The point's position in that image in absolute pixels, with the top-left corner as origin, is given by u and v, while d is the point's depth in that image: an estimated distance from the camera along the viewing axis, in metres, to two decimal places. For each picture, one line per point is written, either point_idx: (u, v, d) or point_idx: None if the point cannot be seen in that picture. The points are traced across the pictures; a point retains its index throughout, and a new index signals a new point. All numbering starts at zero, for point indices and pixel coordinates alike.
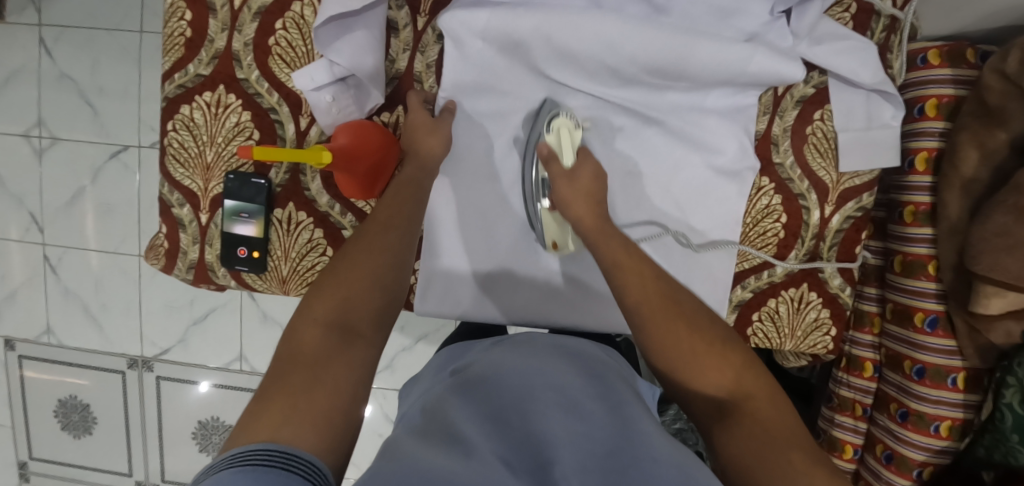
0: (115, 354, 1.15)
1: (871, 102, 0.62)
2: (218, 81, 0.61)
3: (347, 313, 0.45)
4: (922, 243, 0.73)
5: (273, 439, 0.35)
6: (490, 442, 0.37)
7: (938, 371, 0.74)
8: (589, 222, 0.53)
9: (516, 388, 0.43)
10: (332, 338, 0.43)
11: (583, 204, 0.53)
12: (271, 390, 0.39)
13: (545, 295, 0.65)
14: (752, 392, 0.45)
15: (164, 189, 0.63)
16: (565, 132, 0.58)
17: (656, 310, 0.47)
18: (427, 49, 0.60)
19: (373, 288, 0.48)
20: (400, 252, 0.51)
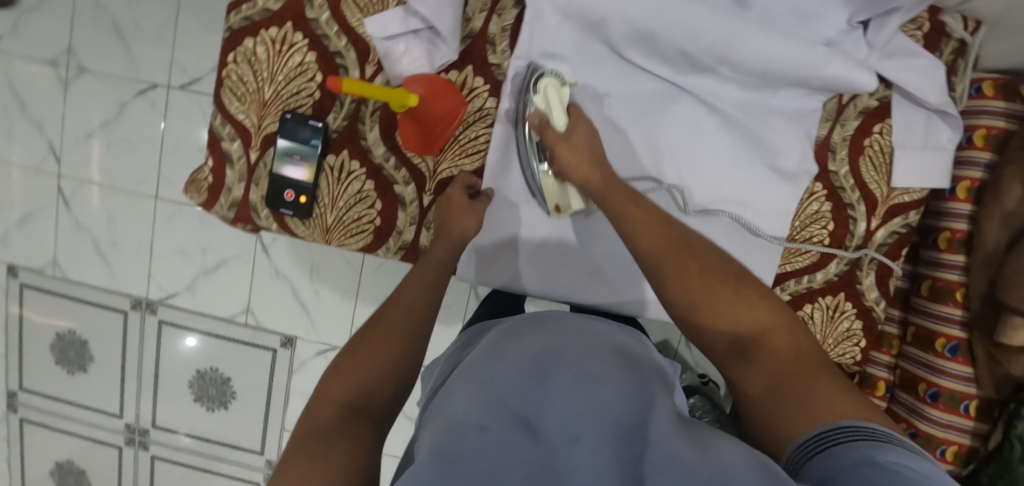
0: (119, 293, 1.13)
1: (930, 123, 0.63)
2: (286, 17, 0.59)
3: (364, 392, 0.46)
4: (953, 269, 0.74)
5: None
6: (504, 426, 0.39)
7: (952, 396, 0.75)
8: (596, 185, 0.53)
9: (529, 373, 0.45)
10: (349, 414, 0.44)
11: (587, 164, 0.53)
12: (289, 461, 0.39)
13: (588, 274, 0.65)
14: (768, 326, 0.48)
15: (215, 121, 0.61)
16: (553, 92, 0.56)
17: (668, 254, 0.49)
18: (504, 12, 0.59)
19: (390, 371, 0.48)
20: (419, 332, 0.52)
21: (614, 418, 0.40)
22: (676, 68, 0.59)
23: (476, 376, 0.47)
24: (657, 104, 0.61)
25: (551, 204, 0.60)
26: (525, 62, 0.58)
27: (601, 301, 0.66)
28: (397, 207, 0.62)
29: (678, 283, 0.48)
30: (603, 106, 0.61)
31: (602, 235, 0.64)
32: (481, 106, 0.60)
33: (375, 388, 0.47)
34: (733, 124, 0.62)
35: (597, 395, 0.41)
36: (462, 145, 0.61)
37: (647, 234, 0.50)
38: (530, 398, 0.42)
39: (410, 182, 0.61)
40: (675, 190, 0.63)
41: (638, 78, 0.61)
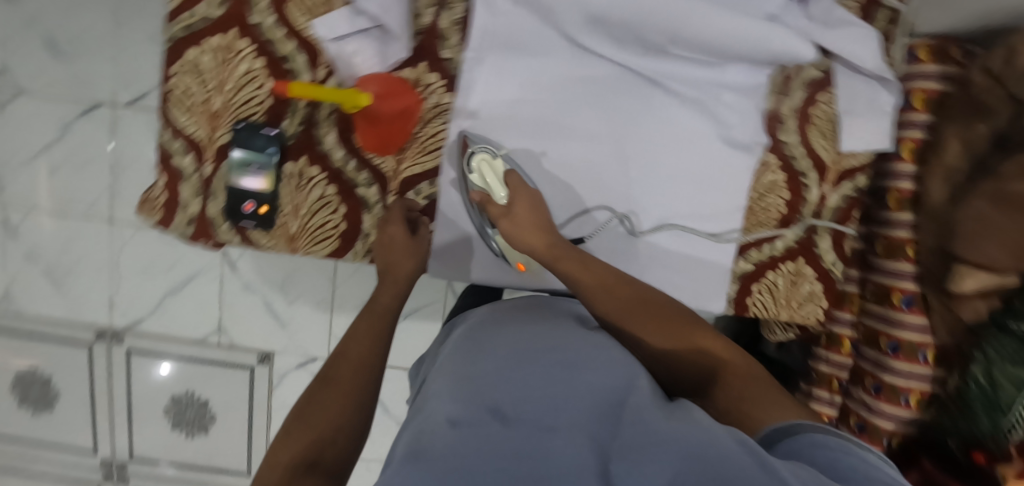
0: (82, 325, 1.08)
1: (872, 89, 0.65)
2: (229, 24, 0.58)
3: (316, 445, 0.44)
4: (904, 227, 0.78)
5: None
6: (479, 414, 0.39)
7: (911, 346, 0.79)
8: (544, 254, 0.55)
9: (498, 373, 0.44)
10: (300, 472, 0.42)
11: (535, 234, 0.55)
12: None
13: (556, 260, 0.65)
14: (728, 358, 0.49)
15: (164, 137, 0.60)
16: (487, 168, 0.57)
17: (628, 308, 0.51)
18: (453, 6, 0.58)
19: (343, 418, 0.47)
20: (370, 381, 0.51)
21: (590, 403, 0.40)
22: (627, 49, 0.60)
23: (460, 366, 0.48)
24: (614, 85, 0.61)
25: (515, 262, 0.62)
26: (458, 132, 0.59)
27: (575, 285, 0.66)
28: (361, 210, 0.61)
29: (642, 336, 0.50)
30: (562, 92, 0.61)
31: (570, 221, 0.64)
32: (438, 101, 0.60)
33: (326, 441, 0.45)
34: (689, 102, 0.63)
35: (576, 385, 0.42)
36: (422, 143, 0.60)
37: (604, 288, 0.53)
38: (513, 384, 0.43)
39: (373, 184, 0.61)
40: (639, 171, 0.64)
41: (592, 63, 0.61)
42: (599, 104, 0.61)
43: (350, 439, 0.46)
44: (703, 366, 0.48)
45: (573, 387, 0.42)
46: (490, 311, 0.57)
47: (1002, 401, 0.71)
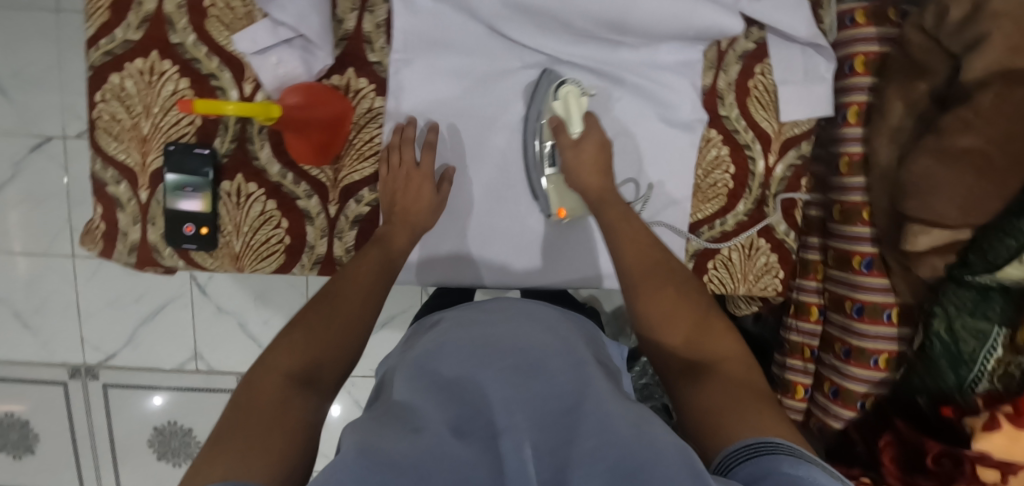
0: (54, 364, 1.07)
1: (807, 57, 0.66)
2: (150, 46, 0.57)
3: (313, 361, 0.45)
4: (857, 191, 0.79)
5: (222, 481, 0.33)
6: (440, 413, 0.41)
7: (875, 307, 0.80)
8: (594, 194, 0.58)
9: (462, 371, 0.46)
10: (291, 387, 0.42)
11: (597, 174, 0.57)
12: (224, 432, 0.38)
13: (520, 246, 0.65)
14: (722, 357, 0.50)
15: (96, 166, 0.58)
16: (572, 100, 0.58)
17: (645, 275, 0.53)
18: (375, 9, 0.58)
19: (342, 341, 0.48)
20: (371, 311, 0.51)
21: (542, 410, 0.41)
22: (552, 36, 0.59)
23: (419, 370, 0.47)
24: (551, 77, 0.61)
25: (554, 209, 0.62)
26: (541, 68, 0.61)
27: (540, 274, 0.67)
28: (304, 222, 0.60)
29: (651, 304, 0.51)
30: (496, 87, 0.61)
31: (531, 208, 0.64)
32: (370, 106, 0.59)
33: (321, 360, 0.46)
34: (623, 85, 0.63)
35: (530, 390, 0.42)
36: (358, 149, 0.60)
37: (630, 250, 0.54)
38: (470, 394, 0.43)
39: (313, 195, 0.60)
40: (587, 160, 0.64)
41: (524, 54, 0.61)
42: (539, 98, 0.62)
43: (345, 359, 0.47)
44: (698, 353, 0.50)
45: (528, 393, 0.42)
46: (452, 316, 0.57)
47: (965, 353, 0.73)
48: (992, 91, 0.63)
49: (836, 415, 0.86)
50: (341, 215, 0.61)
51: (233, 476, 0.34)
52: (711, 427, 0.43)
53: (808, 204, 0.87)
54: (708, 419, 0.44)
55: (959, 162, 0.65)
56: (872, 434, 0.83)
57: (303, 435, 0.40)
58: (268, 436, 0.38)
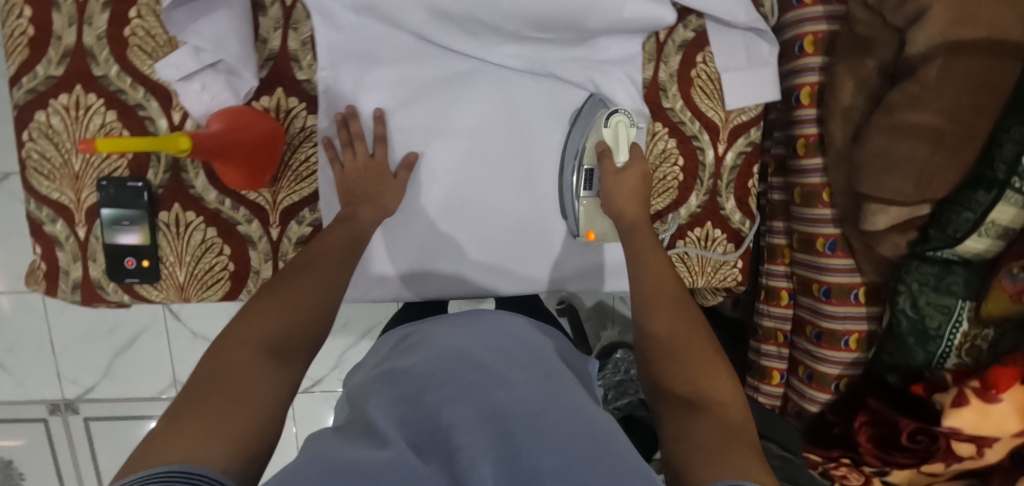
0: (32, 401, 1.06)
1: (748, 41, 0.65)
2: (73, 81, 0.56)
3: (282, 335, 0.44)
4: (816, 173, 0.77)
5: (179, 459, 0.32)
6: (401, 430, 0.40)
7: (842, 288, 0.79)
8: (627, 220, 0.59)
9: (438, 377, 0.46)
10: (262, 359, 0.41)
11: (633, 202, 0.60)
12: (187, 402, 0.37)
13: (497, 248, 0.68)
14: (721, 398, 0.47)
15: (30, 206, 0.57)
16: (622, 129, 0.61)
17: (659, 298, 0.54)
18: (300, 25, 0.57)
19: (312, 316, 0.47)
20: (335, 289, 0.50)
21: (505, 419, 0.40)
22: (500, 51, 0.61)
23: (392, 387, 0.47)
24: (501, 98, 0.64)
25: (584, 230, 0.66)
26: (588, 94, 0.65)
27: (508, 273, 0.69)
28: (247, 247, 0.60)
29: (660, 325, 0.52)
30: (434, 94, 0.61)
31: (496, 205, 0.66)
32: (303, 125, 0.59)
33: (287, 338, 0.44)
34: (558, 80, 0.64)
35: (495, 402, 0.42)
36: (295, 170, 0.60)
37: (651, 271, 0.56)
38: (434, 405, 0.42)
39: (253, 219, 0.60)
40: (545, 176, 0.67)
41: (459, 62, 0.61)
42: (489, 116, 0.64)
43: (311, 336, 0.46)
44: (698, 393, 0.47)
45: (491, 404, 0.42)
46: (432, 329, 0.57)
47: (931, 328, 0.72)
48: (935, 63, 0.63)
49: (811, 399, 0.85)
50: (283, 238, 0.60)
51: (193, 458, 0.32)
52: (694, 459, 0.41)
53: (771, 188, 0.86)
54: (688, 452, 0.42)
55: (911, 137, 0.65)
56: (847, 413, 0.81)
57: (269, 413, 0.38)
58: (230, 415, 0.36)
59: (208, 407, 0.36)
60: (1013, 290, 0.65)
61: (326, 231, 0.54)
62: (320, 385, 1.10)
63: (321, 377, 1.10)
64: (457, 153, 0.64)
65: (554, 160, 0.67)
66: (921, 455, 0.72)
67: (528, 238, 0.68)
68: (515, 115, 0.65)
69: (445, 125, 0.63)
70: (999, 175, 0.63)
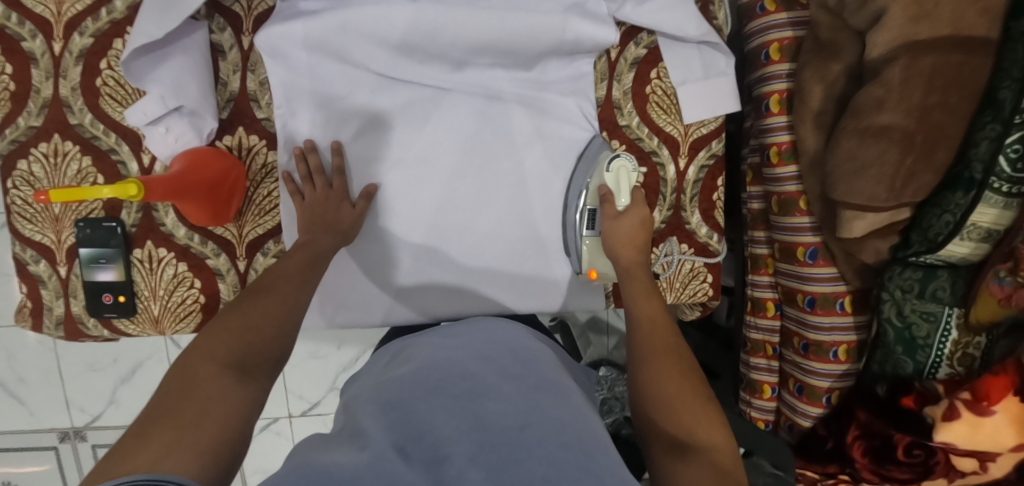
0: (43, 430, 1.11)
1: (704, 54, 0.66)
2: (51, 130, 0.59)
3: (247, 352, 0.44)
4: (790, 181, 0.76)
5: (145, 471, 0.32)
6: (387, 435, 0.41)
7: (826, 298, 0.77)
8: (624, 262, 0.60)
9: (435, 383, 0.47)
10: (227, 375, 0.41)
11: (633, 248, 0.61)
12: (150, 421, 0.36)
13: (491, 257, 0.69)
14: (716, 445, 0.44)
15: (15, 248, 0.61)
16: (623, 173, 0.63)
17: (655, 337, 0.52)
18: (257, 67, 0.61)
19: (276, 335, 0.47)
20: (299, 307, 0.51)
21: (492, 430, 0.41)
22: (486, 80, 0.65)
23: (374, 402, 0.48)
24: (480, 126, 0.66)
25: (585, 268, 0.67)
26: (588, 137, 0.67)
27: (502, 281, 0.69)
28: (216, 281, 0.63)
29: (655, 368, 0.49)
30: (388, 121, 0.63)
31: (484, 215, 0.68)
32: (264, 161, 0.62)
33: (251, 355, 0.44)
34: (523, 99, 0.66)
35: (481, 414, 0.43)
36: (259, 204, 0.63)
37: (650, 312, 0.55)
38: (422, 415, 0.43)
39: (221, 253, 0.62)
40: (536, 196, 0.68)
41: (431, 92, 0.64)
42: (467, 142, 0.66)
43: (275, 353, 0.46)
44: (691, 435, 0.45)
45: (480, 416, 0.43)
46: (426, 343, 0.58)
47: (918, 337, 0.70)
48: (898, 64, 0.61)
49: (803, 413, 0.82)
50: (250, 270, 0.63)
51: (158, 471, 0.32)
52: None
53: (750, 198, 0.85)
54: None
55: (880, 141, 0.63)
56: (836, 427, 0.79)
57: (235, 428, 0.38)
58: (195, 432, 0.36)
59: (175, 423, 0.36)
60: (1001, 294, 0.61)
61: (285, 253, 0.55)
62: (318, 407, 1.13)
63: (318, 399, 1.12)
64: (428, 178, 0.65)
65: (542, 163, 0.68)
66: (920, 470, 0.69)
67: (523, 244, 0.69)
68: (498, 136, 0.66)
69: (407, 154, 0.65)
70: (976, 174, 0.61)
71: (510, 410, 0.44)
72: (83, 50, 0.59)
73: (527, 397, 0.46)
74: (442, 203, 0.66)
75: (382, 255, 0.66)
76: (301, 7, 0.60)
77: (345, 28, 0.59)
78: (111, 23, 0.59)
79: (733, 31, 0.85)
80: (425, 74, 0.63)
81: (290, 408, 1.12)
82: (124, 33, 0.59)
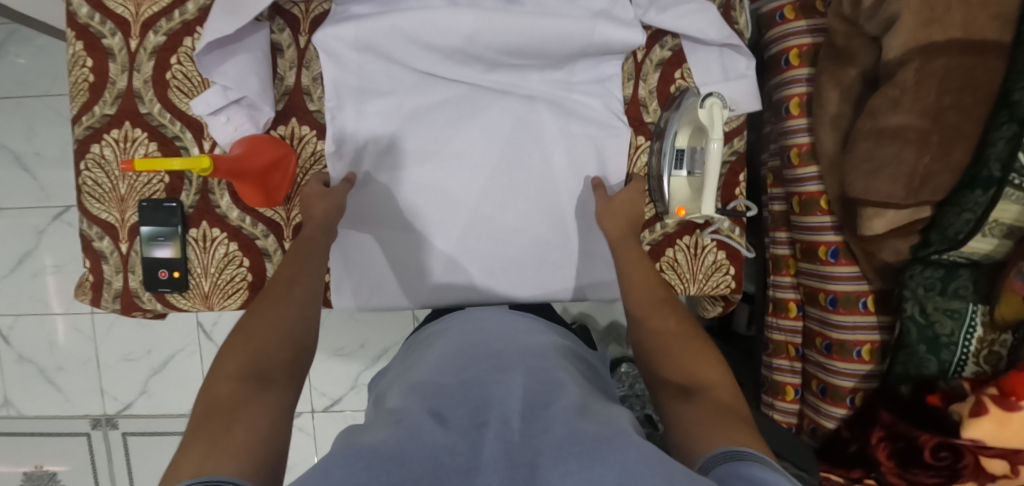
0: (77, 416, 1.15)
1: (724, 57, 0.71)
2: (123, 118, 0.65)
3: (262, 362, 0.47)
4: (811, 181, 0.78)
5: (198, 476, 0.34)
6: (418, 404, 0.42)
7: (848, 297, 0.78)
8: (615, 235, 0.65)
9: (450, 377, 0.47)
10: (247, 386, 0.44)
11: (624, 220, 0.65)
12: (192, 439, 0.39)
13: (513, 250, 0.71)
14: (717, 384, 0.50)
15: (82, 225, 0.66)
16: (716, 110, 0.63)
17: (648, 304, 0.58)
18: (312, 64, 0.66)
19: (287, 338, 0.50)
20: (302, 309, 0.53)
21: (519, 403, 0.42)
22: (521, 81, 0.70)
23: (402, 388, 0.48)
24: (512, 126, 0.69)
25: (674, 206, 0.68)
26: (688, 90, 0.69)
27: (524, 272, 0.72)
28: (264, 260, 0.67)
29: (654, 329, 0.56)
30: (424, 117, 0.68)
31: (510, 210, 0.70)
32: (313, 150, 0.67)
33: (270, 363, 0.47)
34: (547, 97, 0.70)
35: (507, 387, 0.44)
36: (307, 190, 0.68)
37: (639, 283, 0.61)
38: (455, 390, 0.44)
39: (269, 234, 0.67)
40: (568, 195, 0.71)
41: (466, 92, 0.69)
42: (492, 140, 0.69)
43: (291, 356, 0.49)
44: (693, 379, 0.50)
45: (508, 388, 0.44)
46: (451, 325, 0.59)
47: (942, 335, 0.70)
48: (912, 66, 0.64)
49: (827, 414, 0.82)
50: None
51: (209, 473, 0.35)
52: (690, 445, 0.43)
53: (772, 200, 0.87)
54: (685, 438, 0.44)
55: (896, 141, 0.65)
56: (861, 429, 0.78)
57: (270, 427, 0.41)
58: (234, 436, 0.39)
59: (212, 432, 0.39)
60: None
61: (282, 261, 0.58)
62: (339, 404, 1.15)
63: (340, 396, 1.15)
64: (463, 171, 0.69)
65: (566, 157, 0.70)
66: (946, 475, 0.66)
67: (546, 237, 0.71)
68: (527, 132, 0.70)
69: (447, 150, 0.69)
70: (995, 173, 0.61)
71: (527, 394, 0.43)
72: (156, 47, 0.65)
73: (540, 380, 0.46)
74: (479, 194, 0.70)
75: (414, 248, 0.70)
76: (349, 11, 0.65)
77: (392, 30, 0.63)
78: (182, 23, 0.65)
79: (753, 40, 0.89)
80: (466, 76, 0.68)
81: (312, 404, 1.15)
82: (194, 33, 0.65)
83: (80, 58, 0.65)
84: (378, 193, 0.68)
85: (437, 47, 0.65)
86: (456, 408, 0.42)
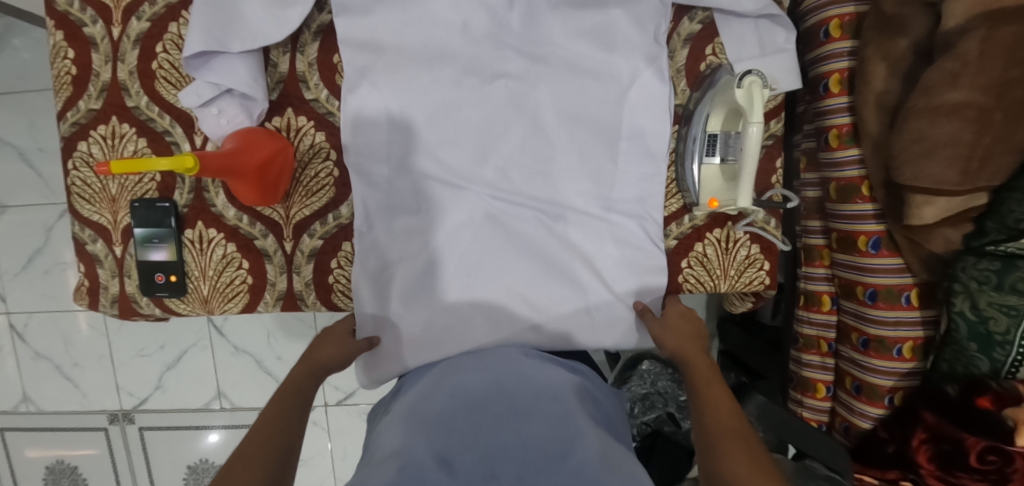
0: (95, 411, 1.16)
1: (761, 29, 0.65)
2: (109, 113, 0.61)
3: None
4: (851, 166, 0.72)
5: None
6: (428, 445, 0.42)
7: (890, 291, 0.72)
8: (676, 338, 0.62)
9: (468, 417, 0.45)
10: None
11: (685, 329, 0.64)
12: None
13: (519, 265, 0.65)
14: None
15: (75, 228, 0.63)
16: (757, 89, 0.57)
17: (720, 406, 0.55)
18: (307, 48, 0.62)
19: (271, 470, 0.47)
20: (270, 474, 0.47)
21: (538, 449, 0.42)
22: (534, 120, 0.63)
23: (407, 419, 0.47)
24: (521, 146, 0.64)
25: (706, 198, 0.64)
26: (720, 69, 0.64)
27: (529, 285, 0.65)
28: (264, 262, 0.64)
29: (723, 432, 0.52)
30: (443, 120, 0.62)
31: (524, 221, 0.65)
32: (312, 142, 0.63)
33: None
34: (561, 87, 0.63)
35: (521, 432, 0.44)
36: (307, 185, 0.63)
37: (714, 384, 0.58)
38: (464, 431, 0.44)
39: (269, 234, 0.63)
40: (579, 242, 0.66)
41: (482, 144, 0.63)
42: (500, 196, 0.64)
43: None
44: None
45: (524, 433, 0.43)
46: (459, 364, 0.57)
47: (995, 333, 0.62)
48: (976, 35, 0.56)
49: (862, 414, 0.77)
50: (297, 251, 0.64)
51: None
52: None
53: (806, 185, 0.81)
54: None
55: (954, 119, 0.58)
56: (901, 430, 0.72)
57: None
58: None
59: None
60: None
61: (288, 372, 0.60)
62: (352, 398, 1.13)
63: (353, 390, 1.13)
64: (466, 228, 0.64)
65: (576, 158, 0.64)
66: (994, 479, 0.61)
67: (555, 254, 0.65)
68: (534, 131, 0.63)
69: (460, 168, 0.63)
70: None
71: (545, 443, 0.42)
72: (140, 34, 0.60)
73: (558, 422, 0.45)
74: (482, 202, 0.64)
75: (421, 260, 0.64)
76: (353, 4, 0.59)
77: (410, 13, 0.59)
78: (167, 7, 0.60)
79: (789, 8, 0.81)
80: (484, 112, 0.62)
81: (325, 397, 1.13)
82: (179, 17, 0.60)
83: (61, 49, 0.60)
84: (378, 198, 0.63)
85: (462, 120, 0.62)
86: (463, 453, 0.41)
